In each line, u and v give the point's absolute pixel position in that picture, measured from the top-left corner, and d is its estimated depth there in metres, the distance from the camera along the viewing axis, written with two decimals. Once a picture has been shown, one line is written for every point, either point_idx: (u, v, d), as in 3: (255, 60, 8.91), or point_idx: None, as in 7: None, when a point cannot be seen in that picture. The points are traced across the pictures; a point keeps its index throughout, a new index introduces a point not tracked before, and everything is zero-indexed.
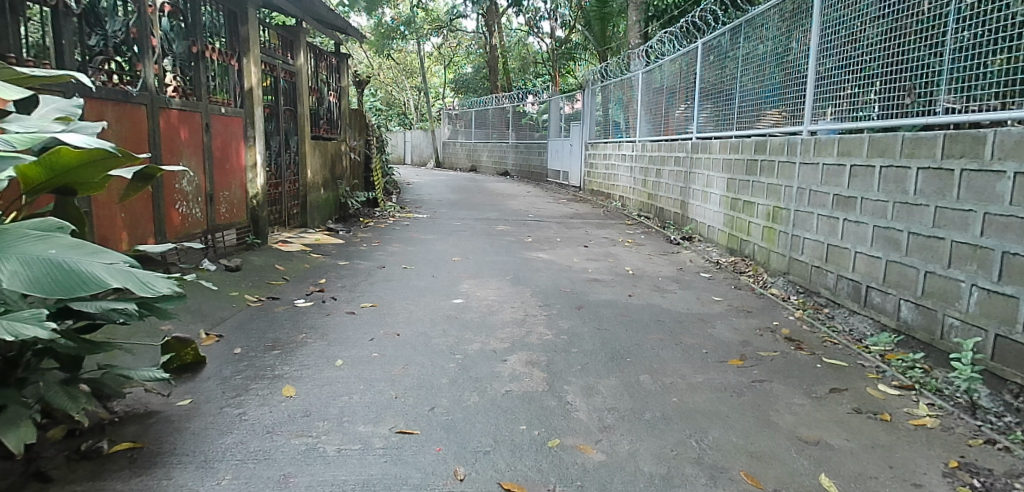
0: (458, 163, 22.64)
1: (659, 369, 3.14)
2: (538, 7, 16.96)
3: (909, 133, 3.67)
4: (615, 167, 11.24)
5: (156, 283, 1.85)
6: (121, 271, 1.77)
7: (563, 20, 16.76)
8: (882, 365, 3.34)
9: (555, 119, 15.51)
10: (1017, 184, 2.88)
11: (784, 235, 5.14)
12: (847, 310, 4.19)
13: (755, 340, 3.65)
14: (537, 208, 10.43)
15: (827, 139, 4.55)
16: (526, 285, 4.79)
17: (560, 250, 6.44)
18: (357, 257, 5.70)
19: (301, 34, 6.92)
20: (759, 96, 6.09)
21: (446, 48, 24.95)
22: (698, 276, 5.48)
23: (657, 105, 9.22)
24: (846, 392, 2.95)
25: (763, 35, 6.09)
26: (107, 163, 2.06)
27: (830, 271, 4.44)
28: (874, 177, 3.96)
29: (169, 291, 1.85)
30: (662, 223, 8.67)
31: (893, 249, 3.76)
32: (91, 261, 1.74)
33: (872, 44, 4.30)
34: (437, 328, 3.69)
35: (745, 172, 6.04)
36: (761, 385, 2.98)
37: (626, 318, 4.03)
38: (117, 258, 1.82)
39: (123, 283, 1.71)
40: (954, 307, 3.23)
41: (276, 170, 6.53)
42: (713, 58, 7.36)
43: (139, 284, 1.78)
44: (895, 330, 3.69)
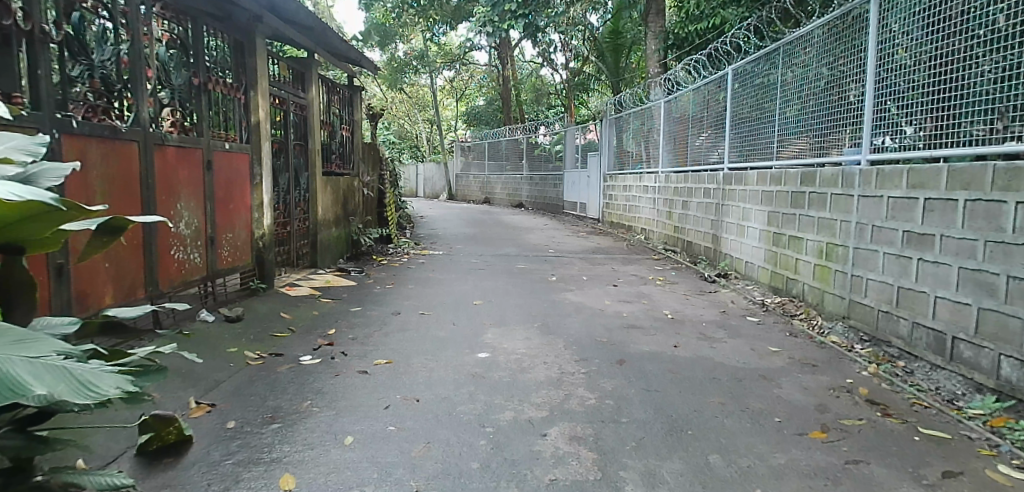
0: (470, 195, 22.34)
1: (729, 447, 2.64)
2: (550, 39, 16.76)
3: (1002, 163, 3.17)
4: (636, 198, 10.78)
5: (101, 383, 1.66)
6: (53, 371, 1.61)
7: (576, 52, 16.53)
8: (993, 436, 2.80)
9: (570, 151, 15.14)
10: None
11: (842, 274, 4.63)
12: (928, 363, 3.64)
13: (833, 404, 3.15)
14: (556, 243, 9.97)
15: (892, 169, 4.05)
16: (558, 335, 4.31)
17: (589, 290, 5.96)
18: (370, 302, 5.24)
19: (313, 66, 6.58)
20: (797, 125, 5.60)
21: (457, 82, 24.92)
22: (744, 320, 4.98)
23: (680, 135, 8.78)
24: (963, 478, 2.42)
25: (801, 57, 5.56)
26: (49, 216, 1.83)
27: (903, 318, 3.90)
28: (958, 211, 3.44)
29: (116, 393, 1.66)
30: (691, 258, 8.16)
31: (986, 295, 3.22)
32: (16, 358, 1.58)
33: (931, 67, 3.82)
34: (463, 391, 3.20)
35: (789, 205, 5.56)
36: (857, 468, 2.47)
37: (677, 375, 3.54)
38: (49, 352, 1.67)
39: (49, 388, 1.55)
40: None
41: (285, 208, 6.15)
42: (739, 86, 6.92)
43: (75, 385, 1.61)
44: (995, 391, 3.14)
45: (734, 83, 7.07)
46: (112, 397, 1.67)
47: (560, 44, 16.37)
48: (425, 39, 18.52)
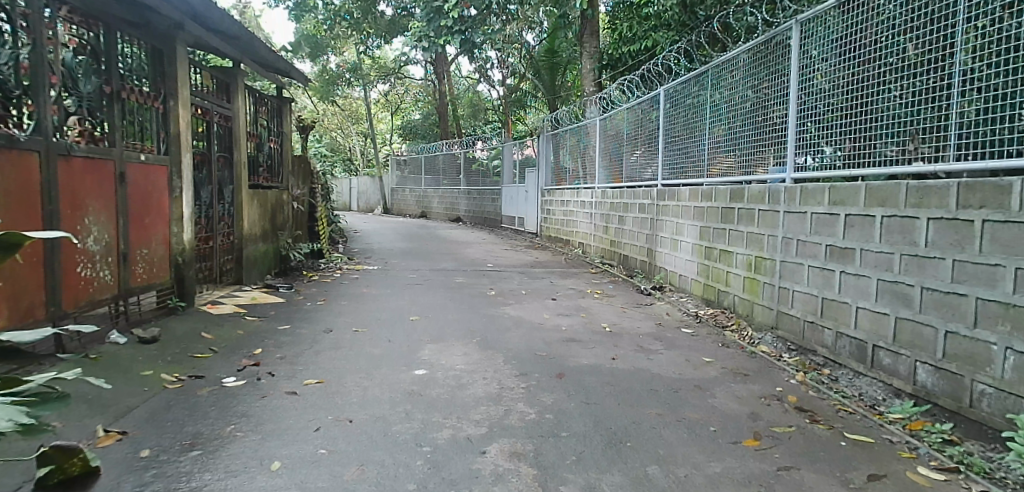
0: (407, 209, 22.02)
1: (666, 458, 2.65)
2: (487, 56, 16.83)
3: (913, 182, 3.37)
4: (573, 213, 10.90)
5: None
6: None
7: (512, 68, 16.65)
8: (912, 439, 2.95)
9: (507, 166, 15.19)
10: None
11: (769, 287, 4.81)
12: (851, 371, 3.81)
13: (764, 412, 3.24)
14: (494, 257, 9.92)
15: (814, 187, 4.26)
16: (497, 349, 4.25)
17: (527, 304, 5.94)
18: (300, 320, 5.03)
19: (239, 77, 6.32)
20: (725, 144, 5.81)
21: (392, 95, 24.63)
22: (679, 332, 5.08)
23: (615, 152, 8.97)
24: (887, 480, 2.52)
25: (728, 79, 5.77)
26: None
27: (827, 327, 4.08)
28: (875, 226, 3.63)
29: (7, 426, 1.50)
30: (628, 272, 8.30)
31: (902, 306, 3.40)
32: None
33: (847, 91, 4.04)
34: (399, 410, 3.09)
35: (719, 220, 5.75)
36: (788, 475, 2.53)
37: (615, 388, 3.55)
38: None
39: None
40: (985, 372, 2.88)
41: (207, 222, 5.85)
42: (671, 106, 7.13)
43: None
44: (912, 395, 3.31)
45: (666, 103, 7.26)
46: (4, 432, 1.52)
47: (496, 61, 16.38)
48: (359, 52, 18.22)
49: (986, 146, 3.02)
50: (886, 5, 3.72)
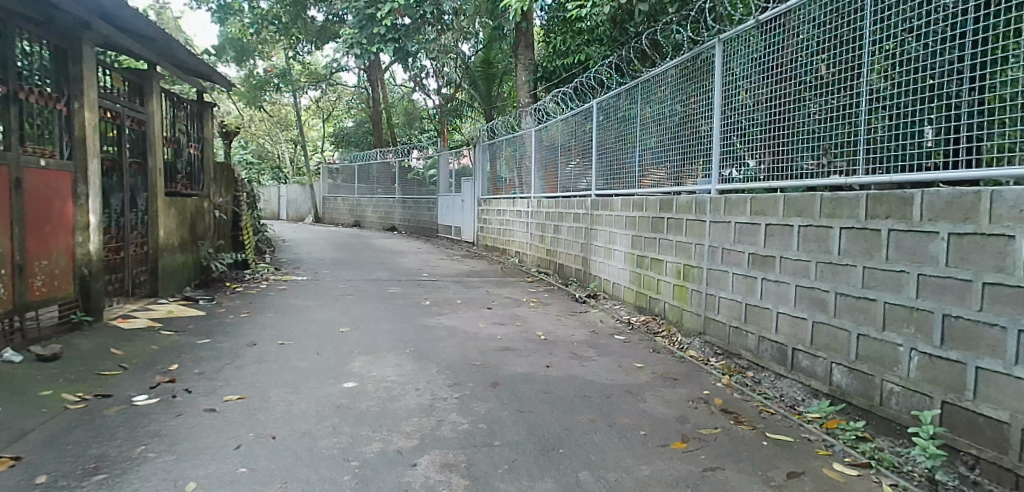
0: (340, 218, 21.52)
1: (597, 463, 2.67)
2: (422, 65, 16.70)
3: (827, 193, 3.55)
4: (509, 222, 10.95)
5: None
6: None
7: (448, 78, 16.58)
8: (828, 438, 3.10)
9: (443, 175, 15.11)
10: (952, 246, 2.72)
11: (697, 293, 4.98)
12: (773, 373, 3.98)
13: (691, 415, 3.32)
14: (429, 266, 9.82)
15: (737, 197, 4.44)
16: (430, 360, 4.19)
17: (462, 314, 5.90)
18: (222, 333, 4.79)
19: (155, 80, 6.01)
20: (654, 155, 5.98)
21: (324, 102, 24.10)
22: (613, 339, 5.16)
23: (550, 162, 9.09)
24: (805, 477, 2.63)
25: (657, 93, 5.96)
26: None
27: (750, 332, 4.24)
28: (794, 235, 3.82)
29: None
30: (563, 280, 8.39)
31: (819, 310, 3.58)
32: None
33: (769, 107, 4.22)
34: (325, 425, 2.98)
35: (650, 230, 5.91)
36: (713, 475, 2.60)
37: (547, 395, 3.56)
38: None
39: None
40: (892, 372, 3.05)
41: (118, 231, 5.51)
42: (603, 119, 7.29)
43: None
44: (828, 395, 3.48)
45: (599, 115, 7.41)
46: None
47: (432, 70, 16.29)
48: (288, 57, 17.72)
49: (892, 161, 3.20)
50: (801, 27, 3.92)
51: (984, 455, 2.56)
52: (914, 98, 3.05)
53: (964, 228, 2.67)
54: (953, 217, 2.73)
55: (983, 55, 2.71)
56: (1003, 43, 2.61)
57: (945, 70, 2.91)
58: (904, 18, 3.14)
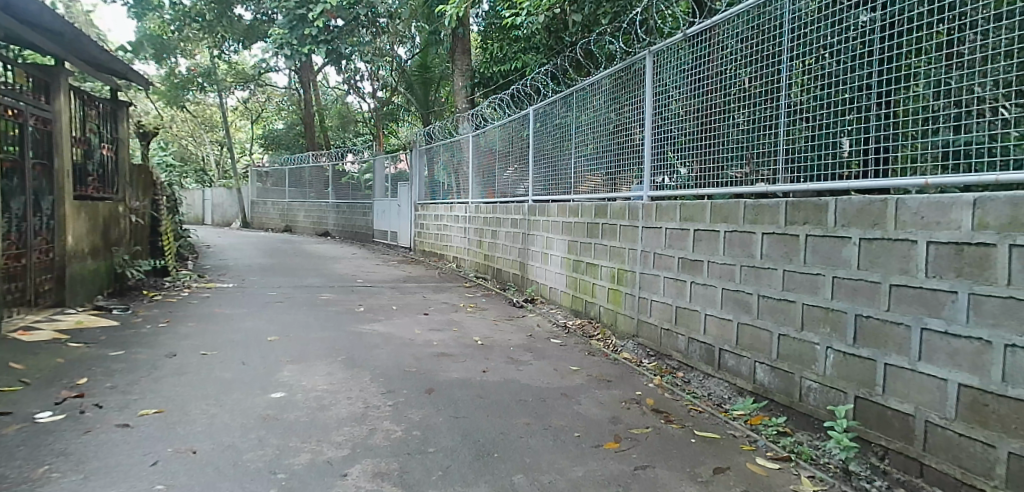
0: (270, 223, 20.82)
1: (532, 466, 2.68)
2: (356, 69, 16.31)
3: (750, 201, 3.71)
4: (447, 228, 10.89)
5: None
6: None
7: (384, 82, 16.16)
8: (752, 434, 3.23)
9: (379, 180, 14.88)
10: (863, 250, 2.90)
11: (630, 297, 5.09)
12: (701, 373, 4.11)
13: (624, 416, 3.39)
14: (364, 272, 9.63)
15: (668, 204, 4.58)
16: (363, 367, 4.10)
17: (397, 320, 5.81)
18: (138, 344, 4.53)
19: (63, 77, 5.66)
20: (590, 162, 6.09)
21: (252, 103, 23.29)
22: (549, 343, 5.20)
23: (488, 168, 9.11)
24: (730, 472, 2.73)
25: (592, 102, 6.08)
26: None
27: (680, 334, 4.38)
28: (720, 240, 3.97)
29: None
30: (501, 285, 8.41)
31: (743, 312, 3.73)
32: None
33: (698, 117, 4.36)
34: (251, 437, 2.86)
35: (585, 235, 6.01)
36: (644, 473, 2.66)
37: (482, 400, 3.55)
38: None
39: None
40: (810, 369, 3.21)
41: (19, 237, 5.13)
42: (540, 125, 7.37)
43: None
44: (753, 393, 3.62)
45: (536, 122, 7.48)
46: None
47: (366, 73, 15.99)
48: (212, 57, 17.04)
49: (810, 171, 3.37)
50: (727, 40, 4.07)
51: (892, 446, 2.73)
52: (830, 111, 3.21)
53: (874, 233, 2.84)
54: (864, 223, 2.91)
55: (889, 71, 2.88)
56: (908, 60, 2.78)
57: (856, 85, 3.08)
58: (820, 35, 3.31)
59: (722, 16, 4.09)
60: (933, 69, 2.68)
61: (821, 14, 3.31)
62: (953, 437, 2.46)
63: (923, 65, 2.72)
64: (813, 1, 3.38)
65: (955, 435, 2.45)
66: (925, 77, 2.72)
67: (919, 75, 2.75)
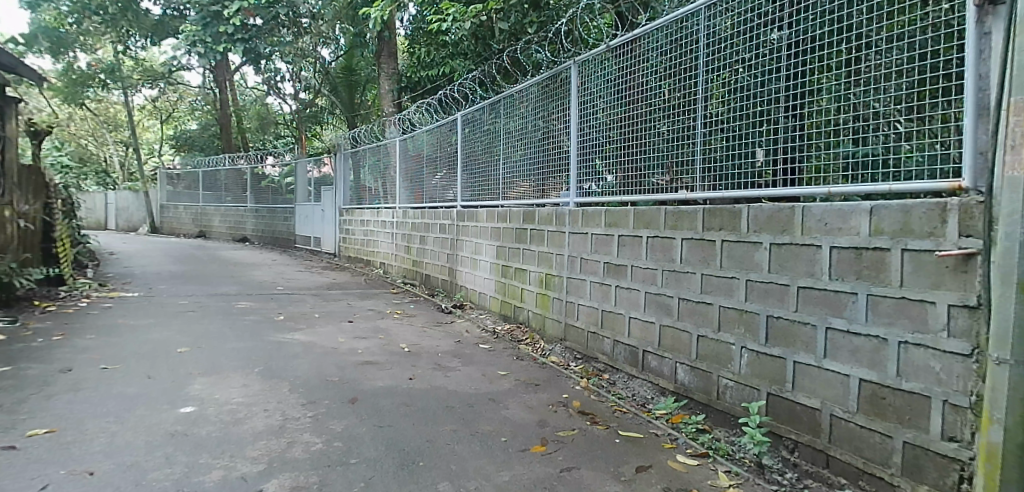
0: (182, 228, 19.71)
1: (457, 472, 2.65)
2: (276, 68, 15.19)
3: (670, 207, 3.83)
4: (373, 233, 10.67)
5: None
6: None
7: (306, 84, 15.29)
8: (673, 432, 3.33)
9: (301, 184, 14.41)
10: (773, 254, 3.05)
11: (558, 301, 5.15)
12: (626, 374, 4.21)
13: (551, 419, 3.41)
14: (285, 279, 9.27)
15: (594, 210, 4.67)
16: (282, 378, 3.93)
17: (320, 328, 5.62)
18: (28, 359, 4.16)
19: None
20: (518, 169, 6.12)
21: (162, 101, 22.02)
22: (477, 348, 5.17)
23: (415, 173, 9.00)
24: (652, 470, 2.80)
25: (519, 109, 6.13)
26: None
27: (606, 337, 4.47)
28: (643, 246, 4.08)
29: None
30: (429, 291, 8.32)
31: (664, 314, 3.85)
32: None
33: (622, 126, 4.47)
34: (157, 455, 2.68)
35: (514, 240, 6.04)
36: (570, 475, 2.68)
37: (408, 408, 3.48)
38: None
39: None
40: (727, 368, 3.34)
41: None
42: (468, 131, 7.35)
43: None
44: (674, 392, 3.74)
45: (464, 128, 7.47)
46: None
47: (287, 74, 15.44)
48: (116, 52, 15.99)
49: (728, 179, 3.50)
50: (649, 53, 4.20)
51: (802, 439, 2.87)
52: (746, 122, 3.37)
53: (783, 238, 3.00)
54: (774, 228, 3.06)
55: (797, 86, 3.05)
56: (814, 77, 2.96)
57: (767, 97, 3.24)
58: (734, 50, 3.46)
59: (644, 30, 4.21)
60: (836, 86, 2.85)
61: (734, 31, 3.46)
62: (855, 429, 2.62)
63: (827, 81, 2.90)
64: (727, 18, 3.53)
65: (857, 426, 2.61)
66: (828, 92, 2.89)
67: (824, 90, 2.92)
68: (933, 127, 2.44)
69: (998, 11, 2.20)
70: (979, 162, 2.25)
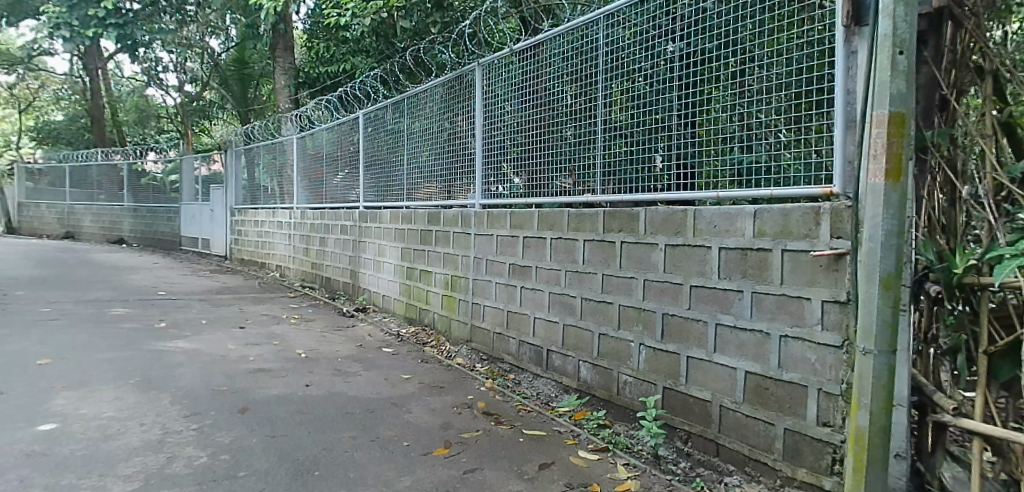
0: (46, 228, 17.82)
1: (356, 480, 2.54)
2: (157, 57, 14.17)
3: (573, 209, 3.91)
4: (269, 234, 10.16)
5: None
6: None
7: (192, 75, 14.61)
8: (575, 428, 3.39)
9: (188, 182, 13.46)
10: (668, 255, 3.18)
11: (464, 303, 5.12)
12: (531, 374, 4.25)
13: (455, 421, 3.37)
14: (168, 283, 8.60)
15: (499, 212, 4.69)
16: (163, 389, 3.62)
17: (207, 335, 5.24)
18: None
19: None
20: (423, 169, 6.03)
21: (20, 89, 19.82)
22: (380, 352, 5.02)
23: (315, 172, 8.65)
24: (554, 467, 2.83)
25: (424, 109, 6.04)
26: None
27: (511, 337, 4.48)
28: (547, 247, 4.13)
29: None
30: (330, 294, 8.02)
31: (567, 314, 3.91)
32: None
33: (527, 129, 4.50)
34: (7, 479, 2.38)
35: (418, 242, 5.94)
36: (473, 476, 2.65)
37: (305, 415, 3.32)
38: None
39: None
40: (626, 365, 3.44)
41: None
42: (371, 130, 7.16)
43: None
44: (577, 390, 3.81)
45: (366, 127, 7.27)
46: None
47: (170, 64, 14.36)
48: None
49: (627, 183, 3.60)
50: (551, 59, 4.27)
51: (694, 430, 3.01)
52: (644, 128, 3.48)
53: (677, 240, 3.13)
54: (668, 230, 3.19)
55: (691, 95, 3.19)
56: (706, 87, 3.10)
57: (664, 105, 3.36)
58: (632, 59, 3.58)
59: (547, 35, 4.27)
60: (724, 96, 3.01)
61: (633, 40, 3.58)
62: (741, 418, 2.78)
63: (716, 91, 3.05)
64: (625, 27, 3.65)
65: (743, 416, 2.77)
66: (718, 102, 3.04)
67: (714, 100, 3.06)
68: (810, 137, 2.62)
69: (862, 32, 2.41)
70: (847, 171, 2.45)
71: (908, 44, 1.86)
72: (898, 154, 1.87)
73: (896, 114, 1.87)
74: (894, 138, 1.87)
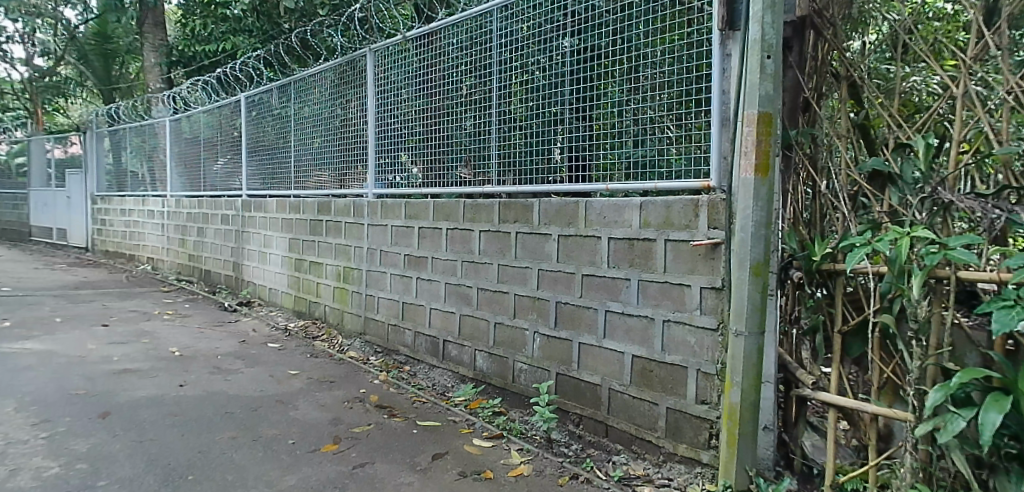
0: None
1: (235, 483, 2.39)
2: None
3: (469, 200, 3.90)
4: (138, 224, 9.31)
5: None
6: None
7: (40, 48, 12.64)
8: (470, 417, 3.39)
9: (38, 165, 12.02)
10: (561, 245, 3.25)
11: (357, 295, 4.96)
12: (427, 365, 4.20)
13: (346, 415, 3.26)
14: (15, 278, 7.65)
15: (394, 202, 4.59)
16: (6, 396, 3.22)
17: (63, 335, 4.72)
18: None
19: None
20: (313, 157, 5.76)
21: None
22: (266, 348, 4.76)
23: (192, 158, 8.03)
24: (448, 457, 2.81)
25: (312, 94, 5.78)
26: None
27: (407, 329, 4.40)
28: (442, 237, 4.10)
29: None
30: (209, 288, 7.50)
31: (463, 304, 3.90)
32: None
33: (422, 117, 4.42)
34: None
35: (308, 232, 5.68)
36: (363, 471, 2.58)
37: (178, 417, 3.08)
38: None
39: None
40: (521, 353, 3.49)
41: None
42: (254, 114, 6.75)
43: None
44: (473, 379, 3.81)
45: (249, 109, 6.84)
46: None
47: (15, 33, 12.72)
48: None
49: (524, 174, 3.63)
50: (447, 47, 4.22)
51: (584, 413, 3.10)
52: (540, 120, 3.52)
53: (569, 230, 3.21)
54: (561, 221, 3.26)
55: (585, 90, 3.26)
56: (599, 82, 3.19)
57: (559, 98, 3.41)
58: (528, 51, 3.61)
59: (442, 24, 4.21)
60: (615, 91, 3.10)
61: (527, 33, 3.61)
62: (629, 399, 2.89)
63: (608, 87, 3.14)
64: (521, 20, 3.66)
65: (630, 398, 2.89)
66: (610, 97, 3.13)
67: (606, 95, 3.15)
68: (692, 133, 2.77)
69: (735, 36, 2.58)
70: (722, 166, 2.62)
71: (775, 48, 2.01)
72: (766, 150, 2.03)
73: (765, 114, 2.02)
74: (763, 135, 2.03)
